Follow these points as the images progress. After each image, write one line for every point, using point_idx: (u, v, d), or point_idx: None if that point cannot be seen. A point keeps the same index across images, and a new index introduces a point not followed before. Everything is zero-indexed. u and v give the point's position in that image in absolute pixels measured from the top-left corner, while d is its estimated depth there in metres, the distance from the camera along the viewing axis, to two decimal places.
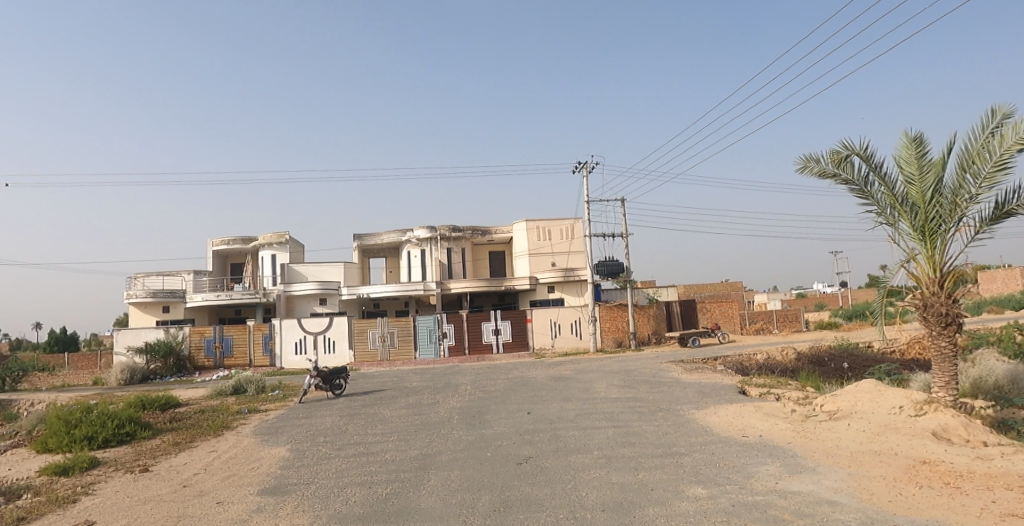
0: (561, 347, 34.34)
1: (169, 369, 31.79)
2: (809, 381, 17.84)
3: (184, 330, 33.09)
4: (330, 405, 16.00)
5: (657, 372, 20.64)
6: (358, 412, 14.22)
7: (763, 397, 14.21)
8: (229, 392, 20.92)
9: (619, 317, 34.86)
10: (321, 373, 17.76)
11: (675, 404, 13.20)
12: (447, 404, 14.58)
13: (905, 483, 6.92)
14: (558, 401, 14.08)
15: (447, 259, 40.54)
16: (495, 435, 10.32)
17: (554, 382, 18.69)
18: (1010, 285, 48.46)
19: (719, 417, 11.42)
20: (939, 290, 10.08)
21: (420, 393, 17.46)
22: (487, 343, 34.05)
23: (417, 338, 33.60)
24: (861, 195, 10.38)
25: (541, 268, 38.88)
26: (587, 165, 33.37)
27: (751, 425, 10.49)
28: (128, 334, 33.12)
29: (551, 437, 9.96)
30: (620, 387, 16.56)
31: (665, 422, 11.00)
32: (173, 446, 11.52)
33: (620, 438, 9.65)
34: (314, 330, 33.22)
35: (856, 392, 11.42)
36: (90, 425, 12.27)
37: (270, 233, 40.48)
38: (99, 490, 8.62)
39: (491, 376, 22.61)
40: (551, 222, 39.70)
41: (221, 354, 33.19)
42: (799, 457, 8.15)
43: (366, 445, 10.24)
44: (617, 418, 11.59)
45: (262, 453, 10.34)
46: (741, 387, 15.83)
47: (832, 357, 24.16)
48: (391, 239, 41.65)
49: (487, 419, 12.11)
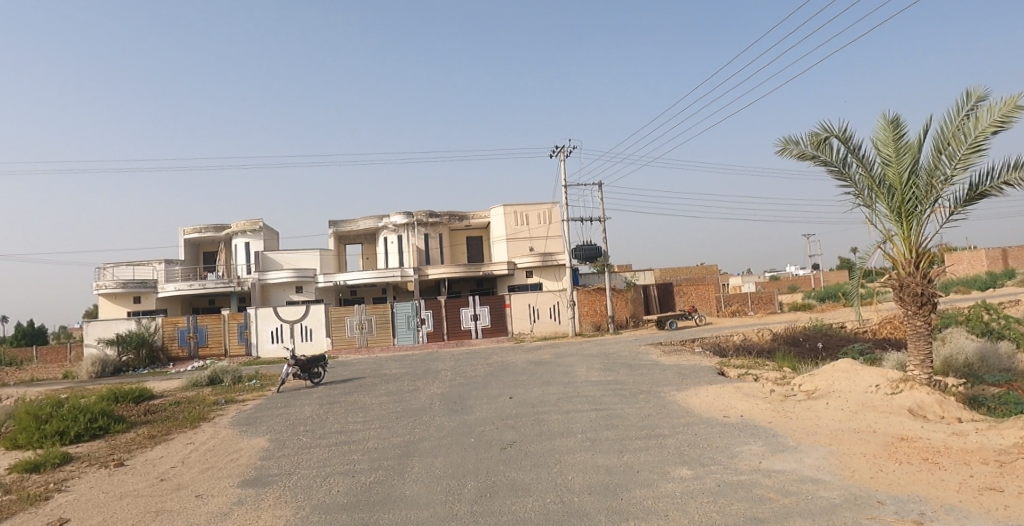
0: (539, 332, 34.38)
1: (142, 361, 31.12)
2: (785, 362, 18.11)
3: (156, 321, 32.43)
4: (309, 394, 15.81)
5: (636, 354, 20.78)
6: (338, 401, 14.07)
7: (741, 377, 14.36)
8: (205, 383, 20.59)
9: (598, 301, 34.99)
10: (299, 362, 17.53)
11: (655, 386, 13.27)
12: (428, 391, 14.48)
13: (885, 460, 7.02)
14: (539, 386, 14.07)
15: (425, 245, 40.25)
16: (478, 421, 10.27)
17: (535, 367, 18.69)
18: (976, 266, 49.72)
19: (700, 398, 11.50)
20: (915, 270, 10.21)
21: (400, 380, 17.33)
22: (466, 329, 33.95)
23: (395, 325, 33.39)
24: (839, 177, 10.45)
25: (519, 253, 38.86)
26: (565, 150, 32.87)
27: (732, 405, 10.57)
28: (98, 326, 32.38)
29: (534, 421, 9.93)
30: (600, 370, 16.62)
31: (646, 405, 11.04)
32: (148, 439, 11.27)
33: (604, 421, 9.66)
34: (291, 319, 32.81)
35: (833, 371, 11.61)
36: (61, 420, 11.94)
37: (243, 221, 39.67)
38: (73, 487, 8.38)
39: (471, 362, 22.55)
40: (529, 206, 39.60)
41: (195, 344, 32.63)
42: (781, 436, 8.22)
43: (348, 434, 10.10)
44: (599, 401, 11.61)
45: (241, 444, 10.16)
46: (719, 369, 15.97)
47: (807, 338, 24.59)
48: (367, 225, 41.22)
49: (469, 405, 12.05)
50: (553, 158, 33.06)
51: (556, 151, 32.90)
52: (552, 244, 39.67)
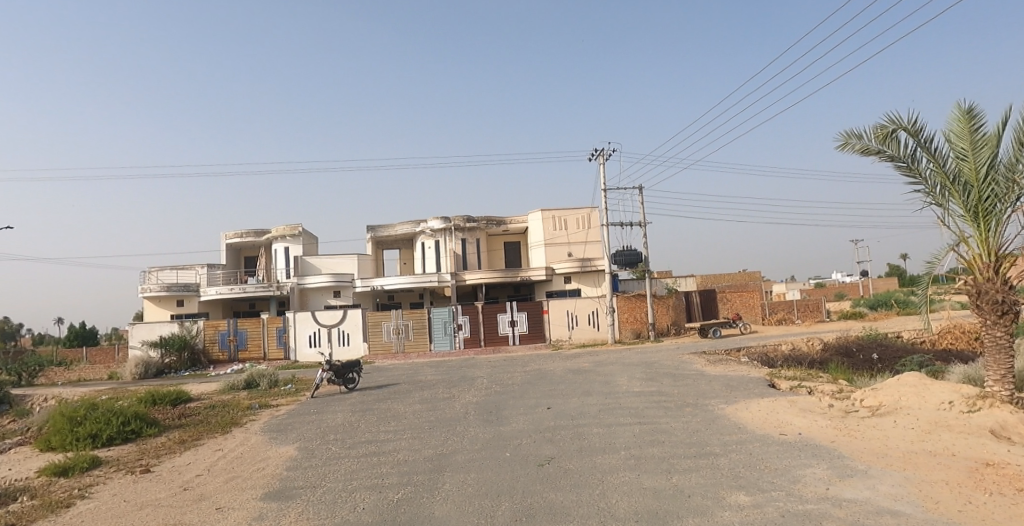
0: (578, 339, 33.68)
1: (183, 363, 31.54)
2: (840, 374, 17.10)
3: (198, 323, 32.92)
4: (342, 400, 15.54)
5: (679, 364, 19.95)
6: (370, 408, 13.73)
7: (795, 390, 13.45)
8: (242, 386, 20.59)
9: (638, 308, 34.11)
10: (333, 366, 17.30)
11: (702, 398, 12.51)
12: (463, 399, 14.00)
13: (972, 489, 6.21)
14: (578, 396, 13.44)
15: (462, 250, 40.02)
16: (514, 433, 9.74)
17: (574, 375, 18.08)
18: None
19: (752, 412, 10.72)
20: (994, 276, 9.27)
21: (435, 387, 16.93)
22: (503, 335, 33.47)
23: (432, 330, 33.17)
24: (907, 172, 9.59)
25: (557, 259, 38.24)
26: (604, 153, 32.32)
27: (788, 421, 9.78)
28: (142, 328, 33.04)
29: (574, 435, 9.35)
30: (642, 380, 15.89)
31: (694, 419, 10.34)
32: (179, 444, 11.08)
33: (648, 437, 9.01)
34: (328, 323, 32.87)
35: (899, 386, 10.72)
36: (94, 422, 11.85)
37: (282, 226, 40.05)
38: (97, 493, 8.15)
39: (508, 368, 22.04)
40: (567, 211, 38.98)
41: (235, 347, 32.99)
42: (847, 459, 7.45)
43: (378, 444, 9.69)
44: (642, 414, 10.95)
45: (270, 452, 9.86)
46: (771, 381, 15.08)
47: (860, 348, 23.31)
48: (404, 230, 41.23)
49: (504, 415, 11.53)
50: (592, 161, 32.40)
51: (595, 154, 32.17)
52: (591, 249, 38.98)
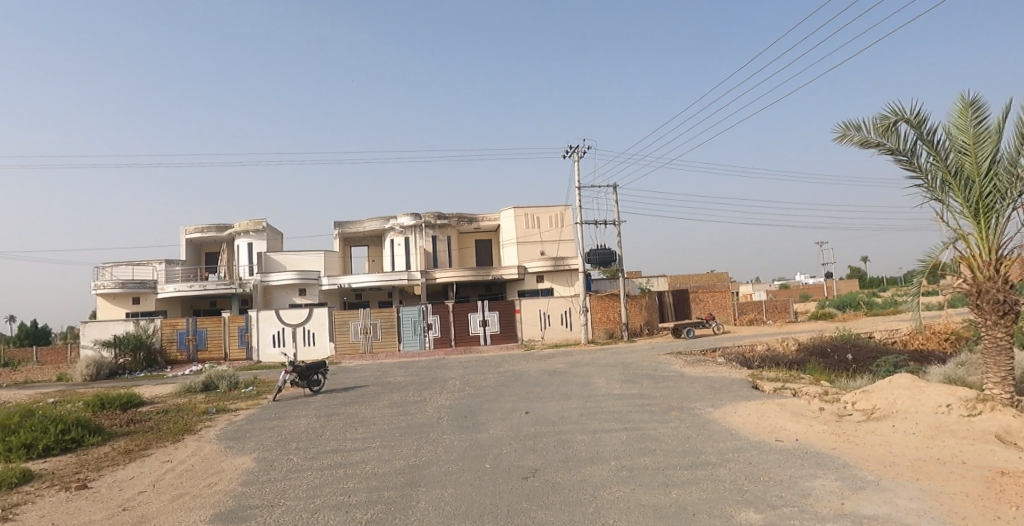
0: (550, 339, 33.15)
1: (138, 364, 29.99)
2: (820, 375, 16.84)
3: (154, 322, 31.41)
4: (306, 403, 14.63)
5: (657, 364, 19.50)
6: (337, 412, 12.86)
7: (779, 393, 13.02)
8: (200, 389, 19.48)
9: (611, 308, 33.74)
10: (297, 368, 16.37)
11: (687, 401, 11.98)
12: (435, 402, 13.24)
13: (996, 503, 5.72)
14: (557, 399, 12.80)
15: (432, 248, 39.15)
16: (493, 440, 9.06)
17: (550, 377, 17.45)
18: None
19: (742, 416, 10.22)
20: (995, 275, 8.90)
21: (405, 389, 16.12)
22: (474, 335, 32.70)
23: (401, 330, 32.22)
24: (906, 166, 9.22)
25: (530, 257, 37.65)
26: (579, 150, 31.84)
27: (782, 426, 9.28)
28: (95, 327, 31.40)
29: (558, 443, 8.70)
30: (621, 382, 15.32)
31: (682, 424, 9.78)
32: (123, 455, 10.09)
33: (637, 444, 8.41)
34: (293, 322, 31.69)
35: (893, 389, 10.36)
36: (29, 430, 10.76)
37: (246, 220, 38.61)
38: (22, 515, 7.19)
39: (481, 370, 21.30)
40: (540, 209, 38.42)
41: (194, 347, 31.57)
42: (854, 468, 6.98)
43: (344, 454, 8.88)
44: (627, 419, 10.35)
45: (223, 464, 8.96)
46: (753, 382, 14.67)
47: (834, 349, 23.17)
48: (373, 227, 40.13)
49: (480, 420, 10.81)
50: (565, 159, 31.93)
51: (572, 150, 31.47)
52: (564, 248, 38.49)
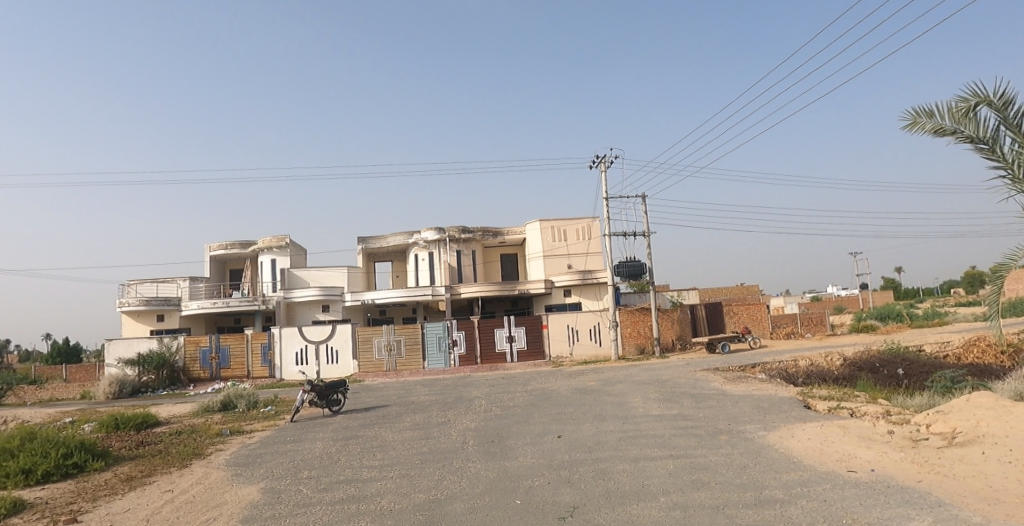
0: (579, 355, 32.07)
1: (161, 382, 29.64)
2: (876, 393, 15.57)
3: (177, 340, 31.10)
4: (324, 425, 13.82)
5: (696, 381, 18.33)
6: (355, 435, 12.02)
7: (835, 413, 11.89)
8: (217, 408, 18.85)
9: (641, 322, 32.58)
10: (315, 387, 15.61)
11: (736, 423, 10.90)
12: (460, 424, 12.35)
13: None
14: (591, 421, 11.80)
15: (457, 262, 38.43)
16: (523, 469, 8.13)
17: (582, 396, 16.43)
18: None
19: (802, 441, 9.13)
20: None
21: (429, 410, 15.23)
22: (501, 351, 31.76)
23: (425, 347, 31.42)
24: (987, 156, 8.20)
25: (556, 271, 36.68)
26: (605, 160, 31.25)
27: (851, 454, 8.19)
28: (120, 345, 31.18)
29: (596, 473, 7.73)
30: (659, 401, 14.22)
31: (735, 450, 8.72)
32: (124, 483, 9.35)
33: (686, 475, 7.39)
34: (316, 339, 31.10)
35: (974, 410, 9.18)
36: (29, 454, 10.12)
37: (269, 237, 38.34)
38: None
39: (508, 387, 20.34)
40: (566, 222, 37.53)
41: (217, 365, 31.16)
42: (953, 508, 5.91)
43: (358, 485, 8.01)
44: (670, 444, 9.32)
45: (227, 496, 8.14)
46: (805, 401, 13.48)
47: (883, 364, 21.65)
48: (396, 242, 39.58)
49: (508, 445, 9.87)
50: (593, 169, 31.00)
51: (595, 161, 31.37)
52: (592, 261, 37.45)
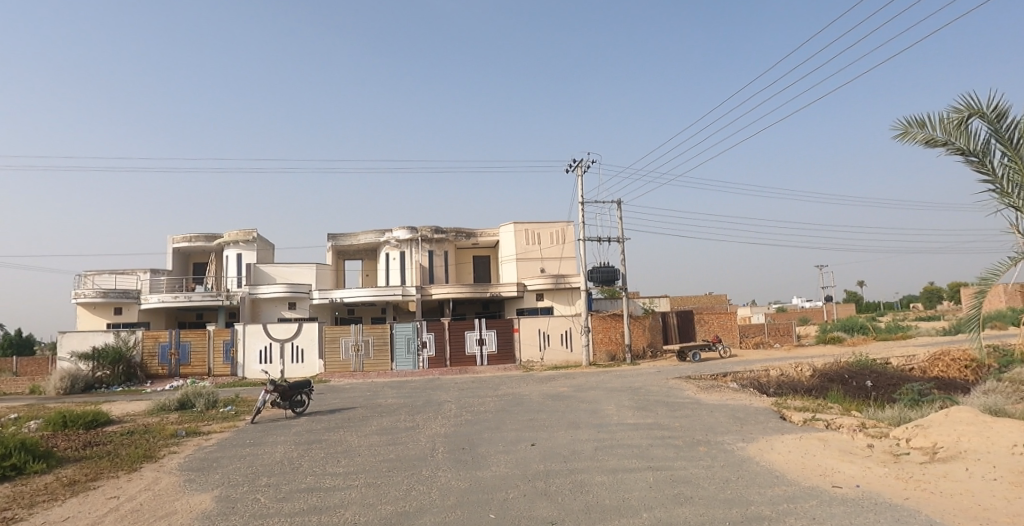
0: (550, 360, 31.77)
1: (116, 378, 28.43)
2: (848, 405, 15.54)
3: (135, 334, 29.91)
4: (287, 427, 13.22)
5: (669, 390, 18.13)
6: (318, 439, 11.46)
7: (810, 425, 11.73)
8: (174, 407, 18.03)
9: (613, 328, 32.44)
10: (278, 388, 14.98)
11: (713, 434, 10.65)
12: (429, 430, 11.88)
13: None
14: (565, 428, 11.46)
15: (428, 263, 37.86)
16: (497, 480, 7.73)
17: (554, 402, 16.10)
18: (995, 302, 45.66)
19: (783, 454, 8.91)
20: None
21: (397, 413, 14.72)
22: (471, 354, 31.29)
23: (394, 348, 30.78)
24: (979, 168, 8.07)
25: (529, 274, 36.38)
26: (582, 164, 30.91)
27: (833, 468, 7.97)
28: (73, 338, 29.86)
29: (574, 485, 7.36)
30: (633, 409, 13.94)
31: (715, 463, 8.44)
32: (66, 487, 8.67)
33: (669, 489, 7.08)
34: (281, 337, 30.22)
35: (954, 426, 9.06)
36: None
37: (235, 231, 37.27)
38: None
39: (478, 391, 19.90)
40: (540, 225, 37.27)
41: (176, 361, 30.05)
42: None
43: (321, 495, 7.50)
44: (648, 455, 9.01)
45: (177, 504, 7.55)
46: (780, 412, 13.32)
47: (852, 375, 21.77)
48: (368, 240, 38.86)
49: (480, 453, 9.45)
50: (569, 173, 30.74)
51: (572, 164, 30.90)
52: (565, 265, 37.26)
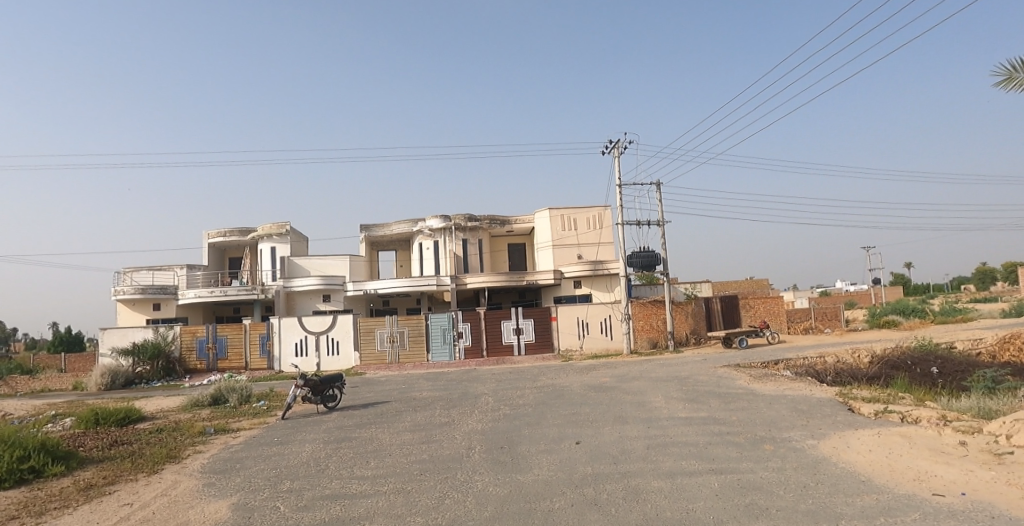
0: (590, 349, 30.81)
1: (156, 372, 28.58)
2: (921, 394, 14.18)
3: (173, 329, 30.01)
4: (317, 424, 12.61)
5: (720, 379, 17.01)
6: (348, 437, 10.79)
7: (885, 418, 10.57)
8: (207, 402, 17.71)
9: (654, 315, 31.28)
10: (309, 382, 14.43)
11: (779, 429, 9.59)
12: (466, 426, 11.11)
13: None
14: (611, 424, 10.55)
15: (463, 252, 37.22)
16: (540, 486, 6.88)
17: (597, 394, 15.15)
18: None
19: (864, 453, 7.84)
20: None
21: (432, 407, 14.01)
22: (508, 344, 30.53)
23: (430, 339, 30.24)
24: None
25: (566, 261, 35.39)
26: (620, 145, 29.77)
27: (928, 471, 6.89)
28: (114, 334, 30.10)
29: (627, 493, 6.46)
30: (683, 401, 12.95)
31: (787, 465, 7.43)
32: (80, 493, 8.16)
33: (740, 498, 6.13)
34: (317, 330, 29.95)
35: None
36: None
37: (269, 224, 37.21)
38: None
39: (516, 383, 19.10)
40: (576, 210, 36.23)
41: (214, 355, 30.05)
42: None
43: (345, 503, 6.77)
44: (707, 455, 8.04)
45: (191, 513, 6.91)
46: (848, 404, 12.10)
47: (916, 361, 20.24)
48: (401, 230, 38.34)
49: (520, 454, 8.62)
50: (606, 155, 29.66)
51: (611, 145, 29.84)
52: (603, 251, 36.20)
